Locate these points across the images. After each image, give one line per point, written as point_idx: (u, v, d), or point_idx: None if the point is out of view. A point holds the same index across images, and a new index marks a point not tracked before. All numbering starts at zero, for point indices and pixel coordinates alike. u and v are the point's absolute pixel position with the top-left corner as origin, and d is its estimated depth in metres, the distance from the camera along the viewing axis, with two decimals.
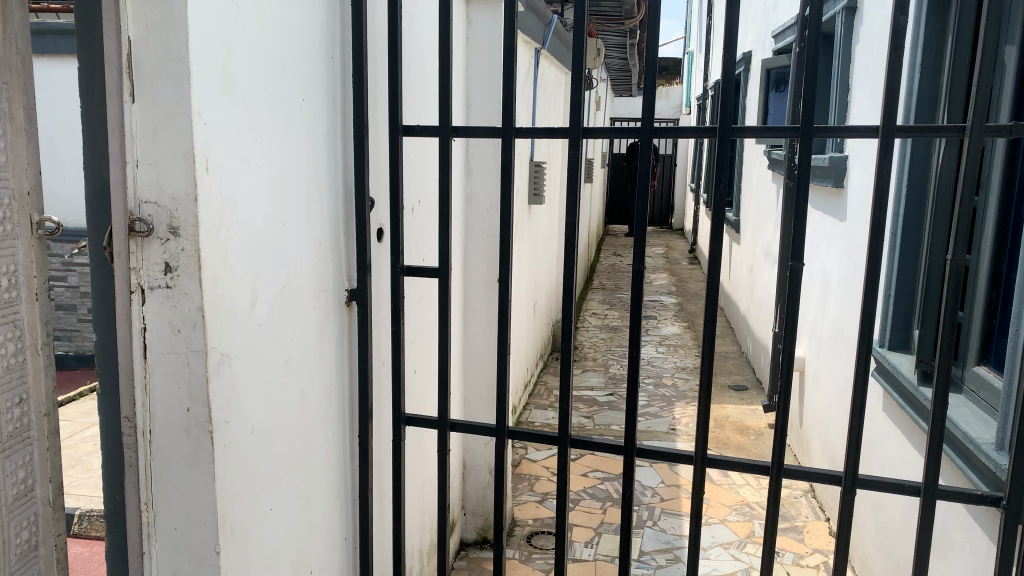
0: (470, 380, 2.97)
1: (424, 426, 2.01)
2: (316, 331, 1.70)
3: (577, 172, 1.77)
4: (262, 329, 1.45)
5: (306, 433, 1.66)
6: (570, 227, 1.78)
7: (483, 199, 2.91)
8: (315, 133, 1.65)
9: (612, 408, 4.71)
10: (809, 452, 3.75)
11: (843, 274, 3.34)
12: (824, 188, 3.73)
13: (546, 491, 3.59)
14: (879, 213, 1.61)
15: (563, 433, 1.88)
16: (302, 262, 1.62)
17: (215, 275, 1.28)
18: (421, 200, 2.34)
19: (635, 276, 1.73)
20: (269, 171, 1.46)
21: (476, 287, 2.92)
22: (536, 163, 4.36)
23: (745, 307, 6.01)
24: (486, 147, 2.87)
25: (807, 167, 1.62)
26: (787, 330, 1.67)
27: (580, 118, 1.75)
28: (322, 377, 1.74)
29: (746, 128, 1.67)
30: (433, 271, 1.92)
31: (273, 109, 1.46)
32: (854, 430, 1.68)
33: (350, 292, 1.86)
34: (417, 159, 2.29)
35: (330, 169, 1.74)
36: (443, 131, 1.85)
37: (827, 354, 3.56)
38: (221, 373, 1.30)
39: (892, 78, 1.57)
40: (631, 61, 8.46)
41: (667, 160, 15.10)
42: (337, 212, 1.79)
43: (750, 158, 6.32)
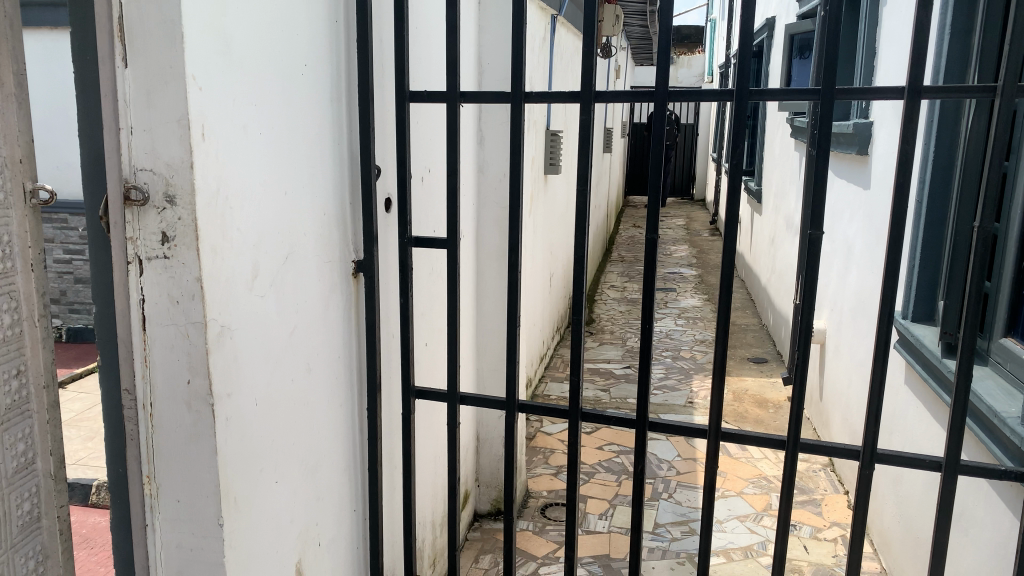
0: (483, 352, 2.96)
1: (434, 398, 1.99)
2: (321, 302, 1.67)
3: (588, 139, 1.72)
4: (264, 301, 1.43)
5: (313, 405, 1.65)
6: (581, 197, 1.73)
7: (496, 169, 2.86)
8: (318, 98, 1.62)
9: (628, 381, 4.68)
10: (828, 426, 3.70)
11: (866, 245, 3.26)
12: (847, 155, 3.63)
13: (561, 464, 3.58)
14: (903, 180, 1.55)
15: (573, 406, 1.85)
16: (306, 231, 1.59)
17: (214, 245, 1.26)
18: (430, 169, 2.30)
19: (648, 245, 1.68)
20: (269, 138, 1.43)
21: (488, 259, 2.89)
22: (553, 132, 4.23)
23: (765, 279, 5.93)
24: (499, 116, 2.82)
25: (828, 131, 1.56)
26: (805, 302, 1.62)
27: (592, 83, 1.69)
28: (329, 349, 1.72)
29: (766, 92, 1.60)
30: (442, 242, 1.88)
31: (272, 75, 1.42)
32: (873, 403, 1.63)
33: (356, 262, 1.84)
34: (425, 129, 2.24)
35: (334, 137, 1.71)
36: (449, 97, 1.80)
37: (848, 326, 3.50)
38: (221, 345, 1.29)
39: (918, 36, 1.50)
40: (652, 27, 8.31)
41: (689, 130, 14.89)
42: (342, 180, 1.76)
43: (773, 126, 6.19)
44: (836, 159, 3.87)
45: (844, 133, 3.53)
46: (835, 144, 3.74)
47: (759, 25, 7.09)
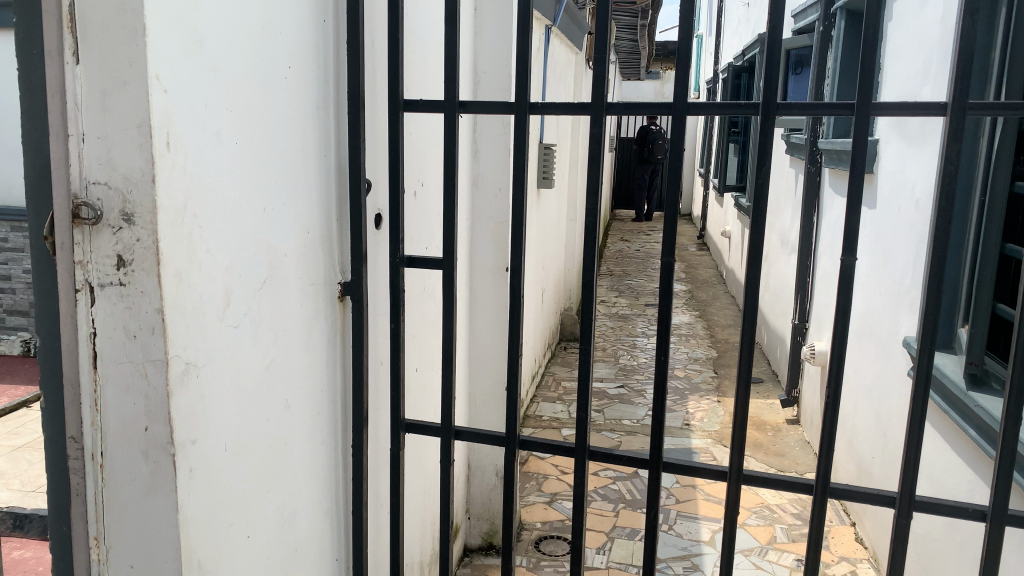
0: (476, 376, 2.79)
1: (426, 433, 1.83)
2: (303, 330, 1.51)
3: (599, 154, 1.57)
4: (237, 332, 1.27)
5: (293, 445, 1.49)
6: (590, 215, 1.58)
7: (490, 182, 2.71)
8: (303, 104, 1.46)
9: (622, 401, 4.52)
10: None
11: (873, 266, 3.12)
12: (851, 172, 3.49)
13: (556, 491, 3.42)
14: (946, 203, 1.39)
15: (580, 444, 1.69)
16: (288, 253, 1.44)
17: (179, 271, 1.10)
18: (424, 182, 2.14)
19: (664, 270, 1.53)
20: (248, 148, 1.27)
21: (483, 277, 2.74)
22: (546, 146, 4.13)
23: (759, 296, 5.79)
24: (494, 126, 2.67)
25: (863, 150, 1.40)
26: (838, 333, 1.46)
27: (604, 93, 1.54)
28: (311, 382, 1.55)
29: (794, 105, 1.45)
30: (437, 262, 1.73)
31: (250, 74, 1.26)
32: (912, 448, 1.46)
33: (343, 284, 1.67)
34: (420, 139, 2.09)
35: (321, 147, 1.55)
36: (446, 106, 1.65)
37: (853, 349, 3.35)
38: (186, 385, 1.13)
39: (964, 46, 1.34)
40: (642, 41, 8.21)
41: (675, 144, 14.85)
42: (328, 194, 1.60)
43: None
44: (838, 177, 3.74)
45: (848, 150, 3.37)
46: (838, 160, 3.60)
47: (752, 39, 6.98)
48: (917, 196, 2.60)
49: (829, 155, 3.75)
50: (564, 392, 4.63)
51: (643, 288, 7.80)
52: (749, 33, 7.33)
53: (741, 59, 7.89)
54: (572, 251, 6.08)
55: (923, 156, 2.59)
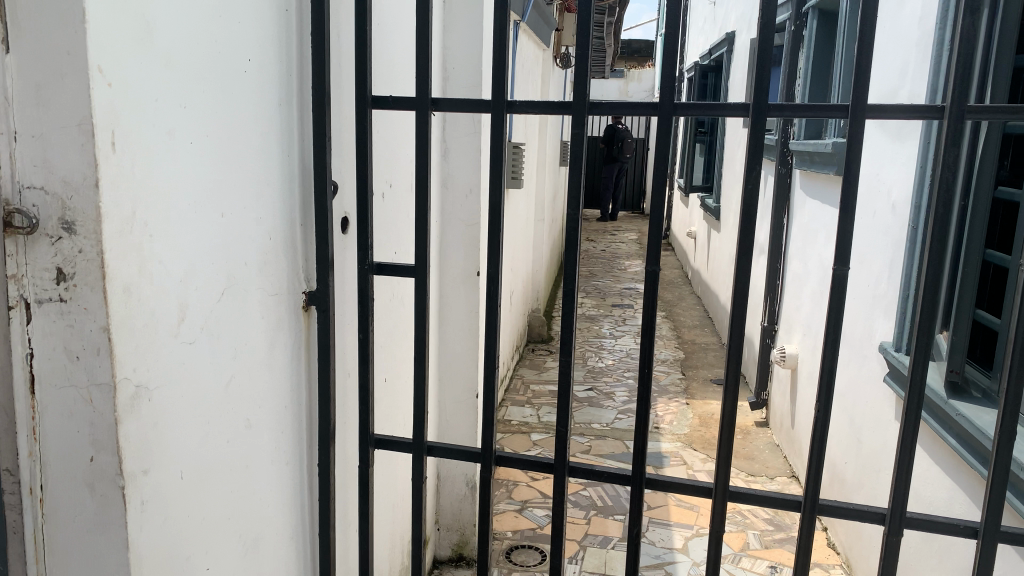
0: (445, 383, 2.71)
1: (396, 448, 1.74)
2: (265, 343, 1.42)
3: (580, 156, 1.49)
4: (193, 348, 1.17)
5: (255, 466, 1.39)
6: (571, 222, 1.50)
7: (460, 183, 2.62)
8: (264, 101, 1.36)
9: (592, 404, 4.46)
10: (803, 456, 3.53)
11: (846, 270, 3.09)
12: (822, 174, 3.47)
13: (526, 498, 3.34)
14: (943, 209, 1.34)
15: (559, 459, 1.62)
16: (248, 261, 1.34)
17: (128, 285, 1.00)
18: (392, 183, 2.04)
19: (648, 279, 1.46)
20: (204, 148, 1.17)
21: (453, 281, 2.65)
22: (515, 145, 4.04)
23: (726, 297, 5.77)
24: (464, 125, 2.58)
25: (857, 155, 1.34)
26: (829, 345, 1.41)
27: (586, 92, 1.46)
28: (274, 398, 1.46)
29: (785, 107, 1.39)
30: (408, 269, 1.64)
31: (206, 69, 1.16)
32: (904, 464, 1.40)
33: (308, 293, 1.57)
34: (389, 138, 1.99)
35: (283, 147, 1.45)
36: (418, 103, 1.56)
37: None
38: (137, 410, 1.03)
39: (962, 48, 1.28)
40: (608, 41, 8.17)
41: (639, 143, 14.87)
42: (292, 197, 1.50)
43: (733, 142, 6.06)
44: (809, 179, 3.71)
45: (822, 152, 3.31)
46: (809, 162, 3.58)
47: (718, 39, 6.98)
48: (893, 200, 2.57)
49: (800, 157, 3.73)
50: (533, 396, 4.55)
51: (609, 289, 7.76)
52: (715, 33, 7.32)
53: (707, 59, 7.89)
54: (539, 251, 6.01)
55: (901, 159, 2.55)
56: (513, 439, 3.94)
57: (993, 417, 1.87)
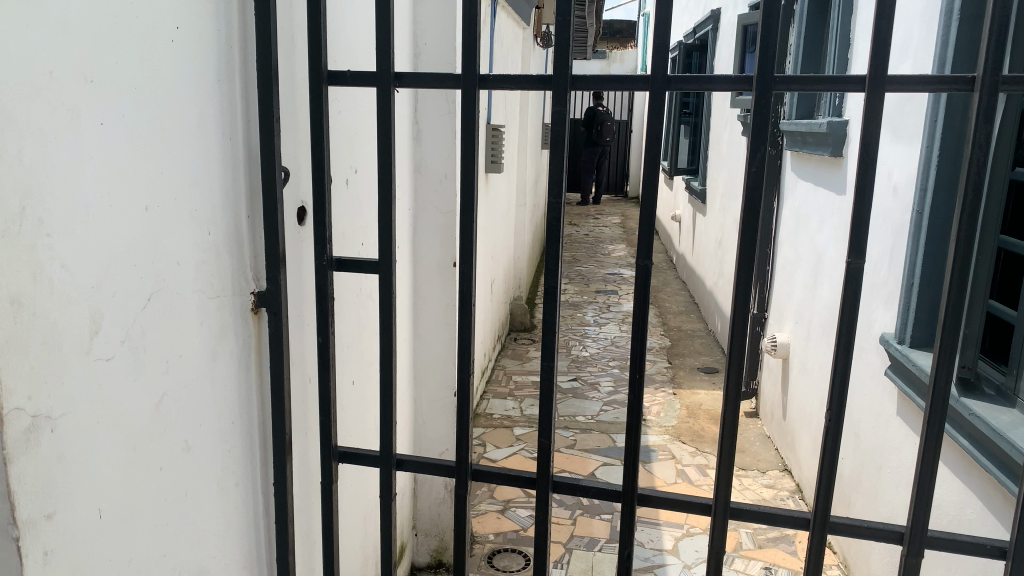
0: (421, 380, 2.57)
1: (362, 463, 1.58)
2: (205, 353, 1.25)
3: (562, 135, 1.32)
4: (111, 366, 1.01)
5: (195, 493, 1.23)
6: (552, 210, 1.35)
7: (434, 168, 2.44)
8: (196, 78, 1.18)
9: (576, 395, 4.31)
10: (795, 450, 3.40)
11: (841, 255, 2.95)
12: (814, 156, 3.32)
13: (509, 498, 3.19)
14: (972, 192, 1.19)
15: (542, 474, 1.46)
16: (180, 262, 1.17)
17: (15, 297, 0.83)
18: (356, 169, 1.87)
19: (639, 273, 1.32)
20: (115, 131, 1.00)
21: (428, 273, 2.49)
22: (494, 127, 3.89)
23: (712, 283, 5.64)
24: (438, 104, 2.41)
25: (875, 134, 1.18)
26: (842, 345, 1.27)
27: (568, 63, 1.30)
28: (218, 414, 1.29)
29: (794, 80, 1.23)
30: (370, 264, 1.47)
31: (112, 39, 0.99)
32: (926, 479, 1.25)
33: (258, 293, 1.40)
34: (351, 120, 1.82)
35: (223, 130, 1.27)
36: (378, 78, 1.39)
37: (818, 342, 3.19)
38: (37, 444, 0.87)
39: (998, 9, 1.13)
40: (589, 21, 7.98)
41: (622, 126, 14.70)
42: (237, 187, 1.32)
43: (719, 122, 5.91)
44: (800, 161, 3.57)
45: (815, 132, 3.16)
46: (801, 143, 3.43)
47: (703, 16, 6.81)
48: (894, 182, 2.43)
49: (791, 138, 3.58)
50: (515, 388, 4.40)
51: (592, 274, 7.61)
52: (700, 11, 7.15)
53: (691, 38, 7.71)
54: (521, 237, 5.84)
55: (903, 140, 2.40)
56: (495, 434, 3.78)
57: (1009, 417, 1.73)
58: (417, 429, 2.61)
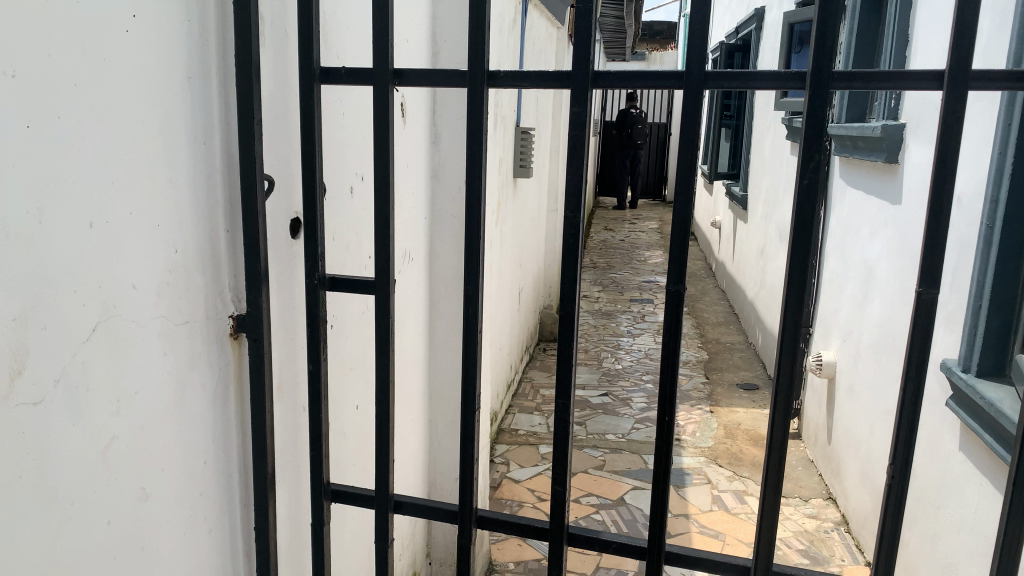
0: (436, 399, 2.41)
1: (357, 503, 1.42)
2: (173, 386, 1.10)
3: (582, 141, 1.15)
4: (41, 410, 0.86)
5: (156, 547, 1.07)
6: (570, 226, 1.17)
7: (453, 174, 2.29)
8: (160, 74, 1.03)
9: (607, 411, 4.12)
10: (841, 477, 3.17)
11: (894, 270, 2.73)
12: (866, 162, 3.10)
13: None
14: None
15: (555, 526, 1.28)
16: (138, 284, 1.01)
17: None
18: (361, 176, 1.72)
19: (670, 300, 1.14)
20: (46, 136, 0.85)
21: (445, 286, 2.34)
22: (524, 130, 3.78)
23: (753, 294, 5.40)
24: (458, 106, 2.25)
25: (955, 143, 1.00)
26: (908, 389, 1.08)
27: (590, 57, 1.12)
28: (188, 454, 1.14)
29: (855, 75, 1.04)
30: (366, 285, 1.30)
31: (43, 27, 0.84)
32: (1008, 551, 1.05)
33: (237, 317, 1.25)
34: (354, 122, 1.67)
35: (195, 134, 1.12)
36: (375, 76, 1.22)
37: (868, 362, 2.96)
38: None
39: None
40: (627, 21, 7.76)
41: (661, 130, 14.44)
42: (213, 197, 1.17)
43: (762, 125, 5.66)
44: (850, 168, 3.34)
45: (867, 136, 2.93)
46: (851, 148, 3.21)
47: (747, 16, 6.56)
48: (959, 193, 2.21)
49: (840, 143, 3.36)
50: (543, 402, 4.22)
51: (627, 282, 7.40)
52: (743, 11, 6.90)
53: (734, 38, 7.46)
54: (553, 244, 5.66)
55: (970, 146, 2.18)
56: (520, 452, 3.60)
57: None
58: (432, 452, 2.46)
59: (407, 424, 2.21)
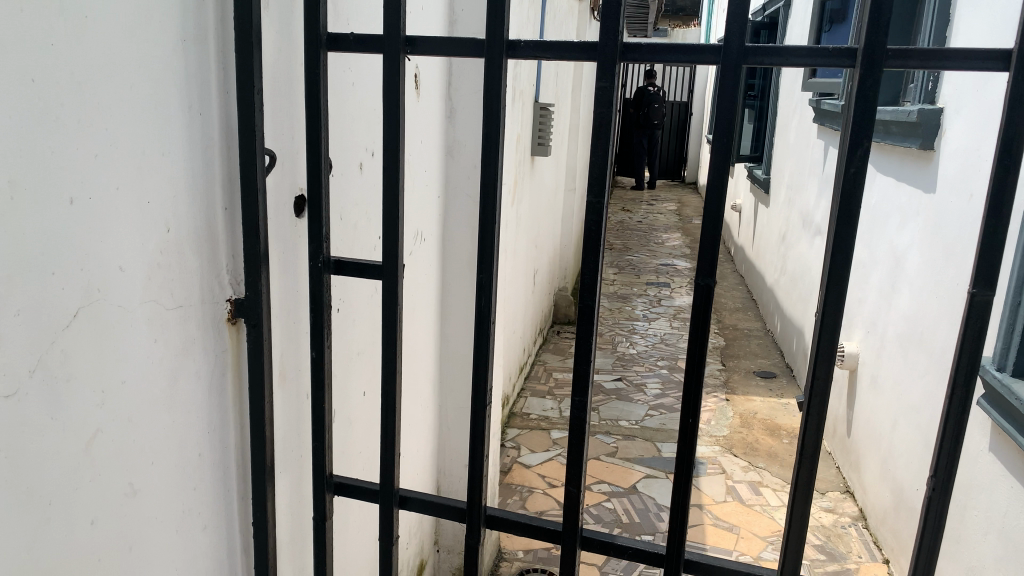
0: (446, 384, 2.35)
1: (361, 498, 1.35)
2: (165, 374, 1.03)
3: (606, 119, 1.06)
4: (20, 401, 0.80)
5: (146, 545, 1.01)
6: (591, 212, 1.09)
7: (468, 151, 2.20)
8: (150, 38, 0.95)
9: (620, 396, 4.05)
10: (860, 471, 3.09)
11: (925, 260, 2.62)
12: (898, 147, 2.98)
13: (542, 510, 2.93)
14: None
15: (568, 528, 1.21)
16: (127, 266, 0.94)
17: None
18: (370, 152, 1.64)
19: (698, 294, 1.06)
20: (18, 104, 0.77)
21: (457, 268, 2.27)
22: (542, 106, 3.68)
23: (773, 280, 5.29)
24: (474, 81, 2.16)
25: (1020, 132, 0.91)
26: (956, 398, 0.99)
27: (618, 28, 1.03)
28: (181, 445, 1.07)
29: (910, 54, 0.95)
30: (372, 269, 1.23)
31: None
32: None
33: (235, 301, 1.18)
34: (364, 93, 1.59)
35: (190, 104, 1.04)
36: (384, 43, 1.13)
37: (893, 356, 2.87)
38: None
39: None
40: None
41: (681, 109, 14.24)
42: (210, 172, 1.10)
43: (787, 106, 5.52)
44: (881, 153, 3.22)
45: (901, 120, 2.82)
46: (882, 132, 3.10)
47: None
48: None
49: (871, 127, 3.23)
50: (556, 385, 4.15)
51: (644, 264, 7.31)
52: None
53: (760, 16, 7.27)
54: (570, 224, 5.56)
55: None
56: (531, 436, 3.54)
57: None
58: (441, 437, 2.40)
59: (417, 409, 2.15)
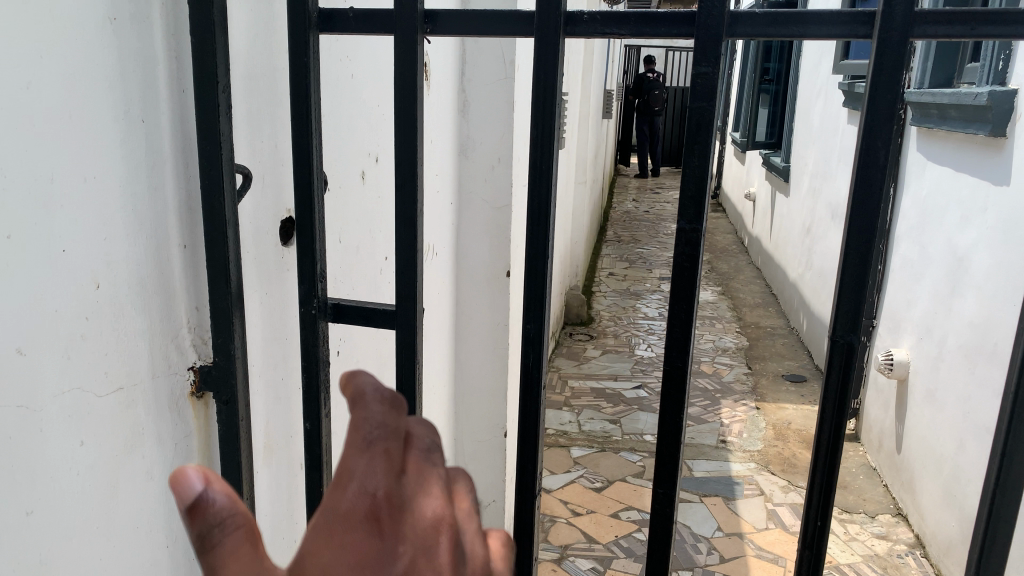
0: (463, 416, 2.07)
1: None
2: (96, 483, 0.73)
3: (705, 119, 0.78)
4: None
5: None
6: (684, 243, 0.80)
7: (484, 151, 1.91)
8: (59, 10, 0.65)
9: (643, 407, 3.74)
10: (914, 491, 2.81)
11: (995, 263, 2.33)
12: (957, 134, 2.68)
13: (567, 543, 2.65)
14: None
15: None
16: (24, 346, 0.64)
17: None
18: (374, 161, 1.35)
19: (834, 355, 0.79)
20: None
21: (474, 285, 1.99)
22: None
23: (797, 274, 4.99)
24: (492, 70, 1.87)
25: None
26: None
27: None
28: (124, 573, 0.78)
29: None
30: (383, 317, 0.93)
31: None
32: None
33: (201, 369, 0.88)
34: (366, 86, 1.29)
35: (126, 105, 0.74)
36: (397, 21, 0.84)
37: (953, 367, 2.57)
38: None
39: None
40: None
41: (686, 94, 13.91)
42: (160, 197, 0.80)
43: (810, 89, 5.20)
44: (931, 140, 2.92)
45: (963, 104, 2.52)
46: (936, 117, 2.81)
47: None
48: None
49: (920, 112, 2.95)
50: (572, 395, 3.87)
51: (654, 257, 7.02)
52: None
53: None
54: (580, 219, 5.27)
55: None
56: (550, 456, 3.25)
57: None
58: None
59: None
